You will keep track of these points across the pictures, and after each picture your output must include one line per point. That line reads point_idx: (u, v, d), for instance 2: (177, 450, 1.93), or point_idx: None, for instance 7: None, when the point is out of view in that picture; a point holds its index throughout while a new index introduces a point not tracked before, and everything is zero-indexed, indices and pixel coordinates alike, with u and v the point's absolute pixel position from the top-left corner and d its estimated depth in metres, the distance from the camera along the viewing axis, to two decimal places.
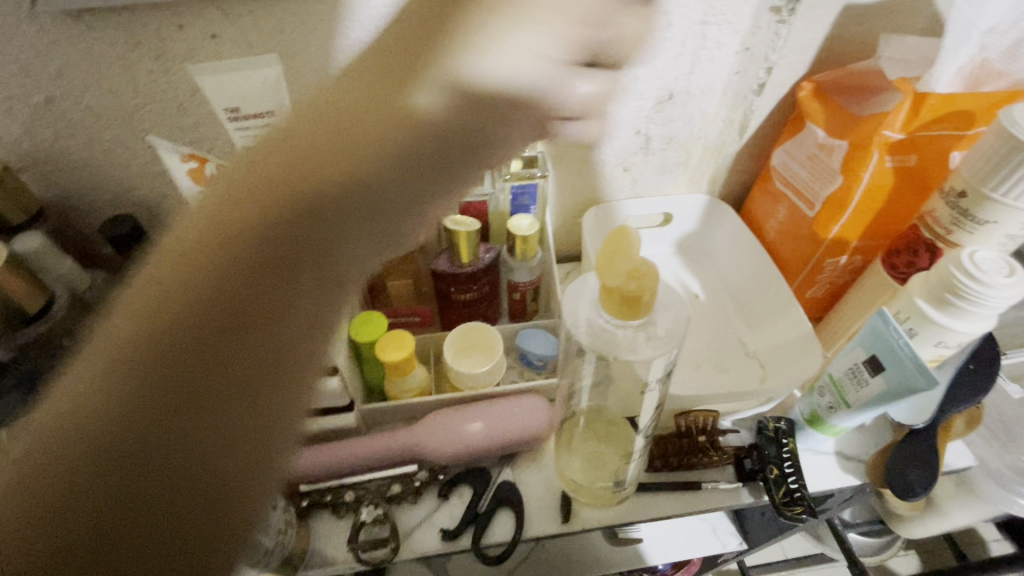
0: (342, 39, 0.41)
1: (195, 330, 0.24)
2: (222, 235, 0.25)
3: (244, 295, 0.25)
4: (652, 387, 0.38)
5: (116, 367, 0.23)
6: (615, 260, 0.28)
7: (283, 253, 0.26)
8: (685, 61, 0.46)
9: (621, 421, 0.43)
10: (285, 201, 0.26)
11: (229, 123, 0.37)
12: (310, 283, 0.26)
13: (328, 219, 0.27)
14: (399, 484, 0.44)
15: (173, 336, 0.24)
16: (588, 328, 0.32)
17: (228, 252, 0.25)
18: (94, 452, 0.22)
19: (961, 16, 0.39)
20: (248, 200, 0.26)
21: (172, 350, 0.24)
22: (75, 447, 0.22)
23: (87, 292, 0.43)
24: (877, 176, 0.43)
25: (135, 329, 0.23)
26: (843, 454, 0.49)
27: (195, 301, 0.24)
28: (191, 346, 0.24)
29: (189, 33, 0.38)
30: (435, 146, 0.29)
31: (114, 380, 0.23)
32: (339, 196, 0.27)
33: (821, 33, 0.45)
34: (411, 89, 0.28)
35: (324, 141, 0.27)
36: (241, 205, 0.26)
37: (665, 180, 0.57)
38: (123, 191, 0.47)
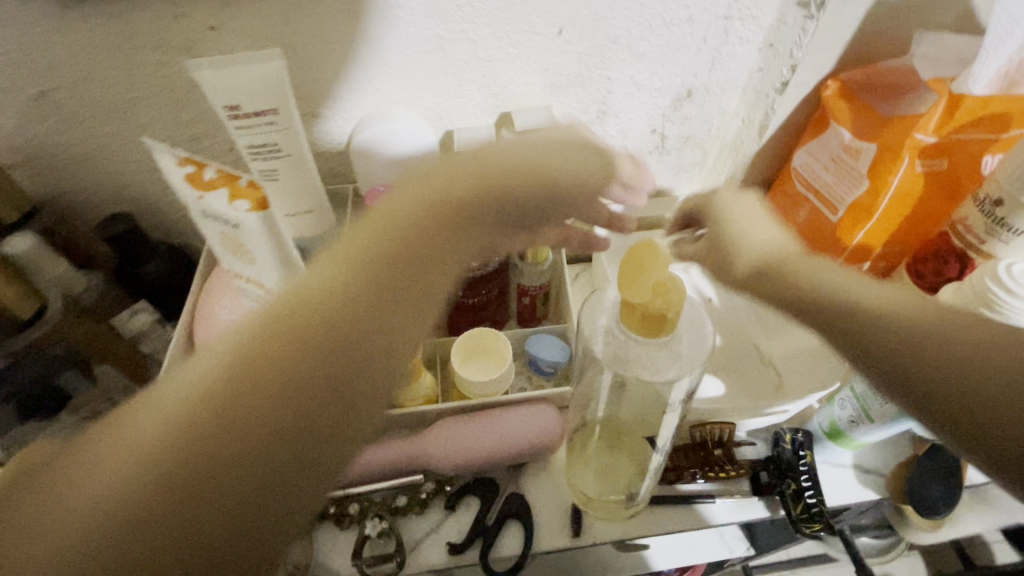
0: (346, 32, 0.38)
1: (207, 469, 0.24)
2: (246, 454, 0.24)
3: (268, 424, 0.25)
4: (676, 407, 0.37)
5: (181, 447, 0.24)
6: (639, 278, 0.27)
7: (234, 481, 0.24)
8: (706, 57, 0.44)
9: (641, 440, 0.43)
10: (271, 418, 0.25)
11: (229, 122, 0.35)
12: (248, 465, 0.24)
13: (242, 453, 0.24)
14: (404, 495, 0.43)
15: (199, 460, 0.24)
16: (606, 343, 0.31)
17: (270, 393, 0.25)
18: (193, 445, 0.24)
19: (1004, 14, 0.36)
20: (249, 415, 0.25)
21: (192, 472, 0.24)
22: (196, 451, 0.24)
23: (83, 295, 0.41)
24: (907, 182, 0.42)
25: (219, 453, 0.24)
26: (862, 468, 0.47)
27: (241, 428, 0.24)
28: (241, 428, 0.25)
29: (188, 25, 0.36)
30: (283, 439, 0.25)
31: (177, 457, 0.24)
32: (225, 444, 0.24)
33: (851, 27, 0.42)
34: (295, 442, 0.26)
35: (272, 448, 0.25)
36: (238, 410, 0.25)
37: (679, 179, 0.55)
38: (117, 188, 0.45)
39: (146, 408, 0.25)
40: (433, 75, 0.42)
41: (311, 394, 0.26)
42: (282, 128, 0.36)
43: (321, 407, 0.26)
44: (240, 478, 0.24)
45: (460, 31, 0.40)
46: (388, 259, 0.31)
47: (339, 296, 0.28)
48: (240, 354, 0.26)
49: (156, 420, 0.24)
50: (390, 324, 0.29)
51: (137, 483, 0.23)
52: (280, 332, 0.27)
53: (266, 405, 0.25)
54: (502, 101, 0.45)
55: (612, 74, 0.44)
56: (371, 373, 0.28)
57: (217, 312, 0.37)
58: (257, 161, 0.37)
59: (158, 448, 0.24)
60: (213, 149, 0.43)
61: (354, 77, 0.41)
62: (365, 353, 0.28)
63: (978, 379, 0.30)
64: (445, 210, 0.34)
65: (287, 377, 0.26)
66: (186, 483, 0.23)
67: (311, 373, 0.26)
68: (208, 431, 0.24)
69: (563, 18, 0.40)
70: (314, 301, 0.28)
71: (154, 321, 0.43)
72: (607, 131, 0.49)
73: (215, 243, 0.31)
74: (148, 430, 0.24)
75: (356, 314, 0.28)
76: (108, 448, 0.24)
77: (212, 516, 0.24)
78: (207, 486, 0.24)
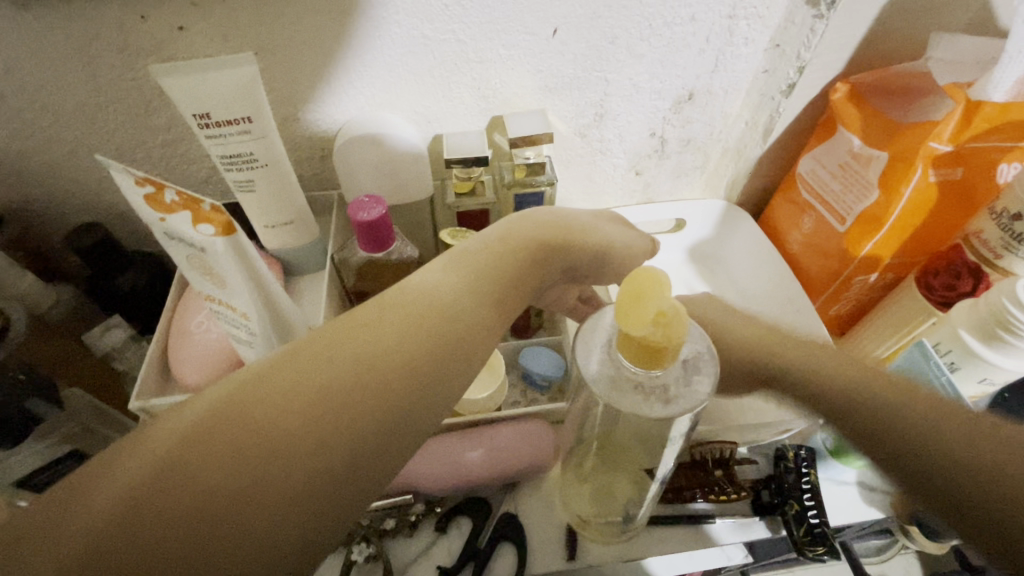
0: (325, 33, 0.36)
1: (257, 443, 0.19)
2: (300, 431, 0.20)
3: (329, 399, 0.21)
4: (678, 439, 0.35)
5: (235, 415, 0.20)
6: (636, 308, 0.25)
7: (282, 459, 0.19)
8: (709, 58, 0.42)
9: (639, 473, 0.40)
10: (331, 395, 0.21)
11: (199, 131, 0.33)
12: (303, 440, 0.20)
13: (295, 429, 0.20)
14: (393, 517, 0.41)
15: (250, 432, 0.19)
16: (602, 371, 0.29)
17: (337, 367, 0.22)
18: (246, 412, 0.20)
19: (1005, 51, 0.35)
20: (309, 390, 0.21)
21: (239, 445, 0.19)
22: (250, 421, 0.20)
23: (51, 311, 0.40)
24: (920, 191, 0.40)
25: (272, 426, 0.20)
26: (866, 485, 0.46)
27: (302, 400, 0.20)
28: (302, 399, 0.21)
29: (154, 25, 0.33)
30: (341, 420, 0.21)
31: (226, 426, 0.19)
32: (280, 416, 0.20)
33: (860, 28, 0.41)
34: (354, 422, 0.21)
35: (330, 426, 0.20)
36: (300, 382, 0.21)
37: (680, 184, 0.52)
38: (87, 198, 0.42)
39: (185, 416, 0.20)
40: (420, 78, 0.40)
41: (377, 421, 0.21)
42: (257, 137, 0.34)
43: (384, 438, 0.21)
44: (284, 511, 0.19)
45: (448, 31, 0.37)
46: (463, 291, 0.27)
47: (415, 318, 0.24)
48: (308, 370, 0.21)
49: (196, 431, 0.19)
50: (463, 353, 0.25)
51: (160, 504, 0.18)
52: (350, 350, 0.22)
53: (325, 428, 0.20)
54: (494, 105, 0.43)
55: (610, 76, 0.42)
56: (437, 408, 0.23)
57: (194, 330, 0.36)
58: (231, 171, 0.35)
59: (200, 463, 0.18)
60: (187, 155, 0.41)
61: (335, 80, 0.39)
62: (437, 385, 0.23)
63: (978, 473, 0.25)
64: (519, 245, 0.31)
65: (352, 399, 0.21)
66: (218, 512, 0.18)
67: (377, 396, 0.22)
68: (257, 451, 0.19)
69: (558, 17, 0.38)
70: (391, 323, 0.24)
71: (128, 339, 0.41)
72: (604, 136, 0.46)
73: (181, 266, 0.29)
74: (184, 438, 0.19)
75: (431, 337, 0.24)
76: (133, 460, 0.19)
77: (245, 560, 0.18)
78: (243, 517, 0.18)
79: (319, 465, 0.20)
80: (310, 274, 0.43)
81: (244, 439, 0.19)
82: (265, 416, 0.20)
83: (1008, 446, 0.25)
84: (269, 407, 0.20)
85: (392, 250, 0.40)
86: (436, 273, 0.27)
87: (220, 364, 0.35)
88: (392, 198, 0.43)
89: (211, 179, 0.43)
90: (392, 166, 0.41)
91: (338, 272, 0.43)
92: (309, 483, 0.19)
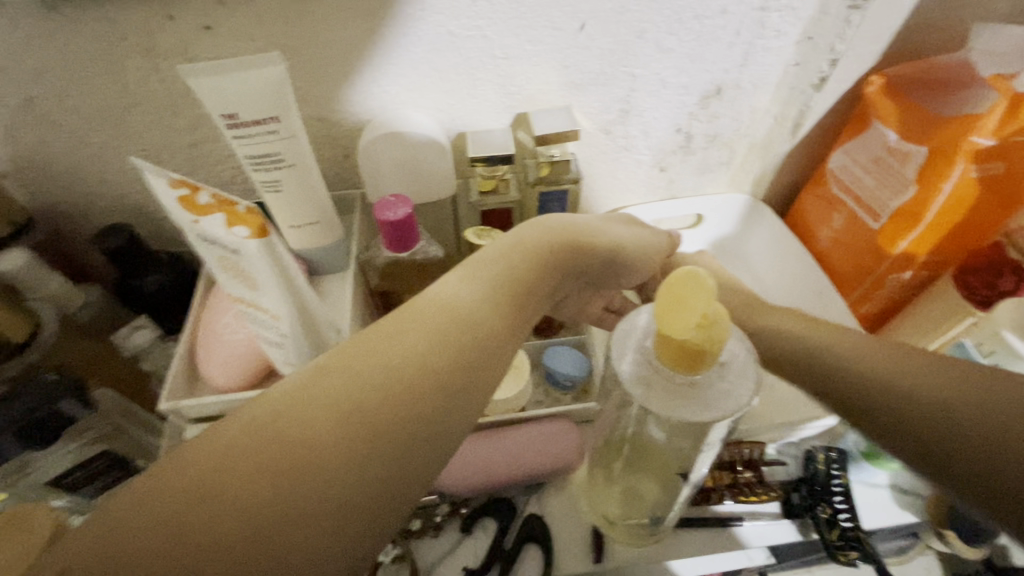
0: (351, 32, 0.36)
1: (293, 451, 0.19)
2: (336, 439, 0.20)
3: (362, 406, 0.21)
4: (712, 445, 0.35)
5: (269, 426, 0.20)
6: (681, 311, 0.25)
7: (319, 466, 0.19)
8: (738, 52, 0.41)
9: (672, 478, 0.39)
10: (365, 402, 0.21)
11: (227, 131, 0.32)
12: (338, 449, 0.20)
13: (331, 437, 0.20)
14: (419, 518, 0.41)
15: (286, 442, 0.19)
16: (637, 373, 0.28)
17: (368, 374, 0.22)
18: (279, 422, 0.20)
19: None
20: (341, 397, 0.21)
21: (276, 455, 0.19)
22: (284, 430, 0.20)
23: (80, 311, 0.40)
24: (960, 187, 0.38)
25: (306, 434, 0.20)
26: (899, 488, 0.45)
27: (335, 407, 0.20)
28: (334, 407, 0.20)
29: (180, 25, 0.33)
30: (375, 427, 0.20)
31: (261, 437, 0.19)
32: (314, 424, 0.20)
33: (896, 19, 0.40)
34: (389, 426, 0.21)
35: (365, 432, 0.20)
36: (332, 389, 0.21)
37: (704, 181, 0.51)
38: (113, 199, 0.43)
39: (222, 437, 0.19)
40: (444, 76, 0.39)
41: (411, 433, 0.21)
42: (284, 136, 0.34)
43: (420, 447, 0.21)
44: (326, 526, 0.19)
45: (474, 27, 0.37)
46: (492, 294, 0.26)
47: (444, 326, 0.24)
48: (342, 384, 0.21)
49: (236, 453, 0.19)
50: (492, 360, 0.25)
51: (205, 528, 0.17)
52: (382, 360, 0.22)
53: (363, 441, 0.20)
54: (518, 101, 0.42)
55: (637, 71, 0.41)
56: (470, 414, 0.23)
57: (222, 331, 0.36)
58: (257, 172, 0.35)
59: (243, 484, 0.18)
60: (211, 156, 0.41)
61: (359, 78, 0.38)
62: (470, 392, 0.23)
63: (978, 434, 0.23)
64: (540, 250, 0.30)
65: (388, 410, 0.21)
66: (263, 531, 0.18)
67: (412, 406, 0.21)
68: (299, 468, 0.19)
69: (585, 11, 0.37)
70: (422, 333, 0.24)
71: (154, 340, 0.41)
72: (629, 132, 0.45)
73: (214, 268, 0.29)
74: (225, 461, 0.19)
75: (460, 342, 0.24)
76: (171, 486, 0.18)
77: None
78: (286, 536, 0.18)
79: (355, 471, 0.20)
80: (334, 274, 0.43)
81: (280, 449, 0.19)
82: (299, 424, 0.20)
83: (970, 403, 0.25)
84: (302, 416, 0.20)
85: (417, 250, 0.40)
86: (462, 278, 0.27)
87: (249, 366, 0.35)
88: (415, 197, 0.43)
89: (234, 179, 0.43)
90: (416, 164, 0.41)
91: (361, 272, 0.43)
92: (347, 490, 0.19)
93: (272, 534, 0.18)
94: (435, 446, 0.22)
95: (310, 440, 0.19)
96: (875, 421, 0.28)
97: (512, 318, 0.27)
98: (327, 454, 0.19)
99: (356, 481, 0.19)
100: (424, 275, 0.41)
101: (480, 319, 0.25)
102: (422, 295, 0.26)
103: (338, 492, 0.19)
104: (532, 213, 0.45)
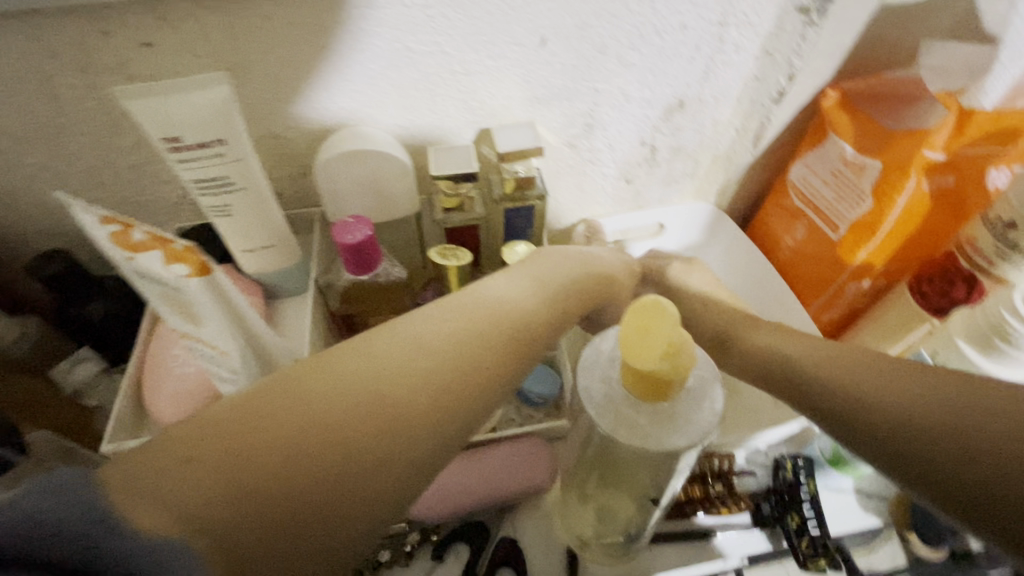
0: (302, 47, 0.34)
1: (275, 441, 0.19)
2: (321, 438, 0.20)
3: (351, 412, 0.21)
4: (683, 470, 0.34)
5: (257, 413, 0.20)
6: (645, 341, 0.24)
7: (298, 463, 0.19)
8: (699, 66, 0.41)
9: (645, 502, 0.38)
10: (352, 409, 0.21)
11: (169, 155, 0.31)
12: (321, 449, 0.20)
13: (316, 435, 0.20)
14: (388, 550, 0.40)
15: (269, 432, 0.19)
16: (606, 404, 0.28)
17: (358, 379, 0.22)
18: (268, 412, 0.20)
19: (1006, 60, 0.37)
20: (331, 398, 0.21)
21: (255, 444, 0.19)
22: (270, 420, 0.20)
23: (14, 345, 0.37)
24: (914, 199, 0.40)
25: (292, 428, 0.20)
26: (864, 492, 0.46)
27: (324, 406, 0.20)
28: (324, 406, 0.20)
29: (117, 41, 0.31)
30: (358, 434, 0.20)
31: (248, 421, 0.19)
32: (301, 419, 0.20)
33: (851, 35, 0.40)
34: (370, 436, 0.21)
35: (347, 440, 0.20)
36: (323, 388, 0.21)
37: (670, 192, 0.51)
38: (49, 223, 0.40)
39: (245, 398, 0.20)
40: (404, 92, 0.38)
41: (392, 446, 0.21)
42: (232, 159, 0.32)
43: (393, 464, 0.21)
44: (328, 504, 0.19)
45: (432, 43, 0.36)
46: (487, 314, 0.26)
47: (459, 327, 0.25)
48: (361, 369, 0.22)
49: (258, 415, 0.20)
50: (476, 380, 0.24)
51: (184, 493, 0.17)
52: (400, 352, 0.23)
53: (357, 432, 0.20)
54: (481, 117, 0.41)
55: (600, 86, 0.41)
56: (435, 454, 0.22)
57: (170, 364, 0.34)
58: (204, 196, 0.33)
59: (262, 446, 0.19)
60: (158, 176, 0.39)
61: (314, 94, 0.37)
62: (473, 393, 0.24)
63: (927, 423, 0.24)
64: (539, 271, 0.33)
65: (399, 399, 0.22)
66: (274, 497, 0.18)
67: (397, 418, 0.21)
68: (275, 461, 0.19)
69: (546, 27, 0.36)
70: (438, 332, 0.24)
71: (100, 372, 0.39)
72: (594, 146, 0.45)
73: (154, 303, 0.27)
74: (238, 425, 0.19)
75: (448, 358, 0.24)
76: (189, 442, 0.19)
77: (294, 545, 0.18)
78: (291, 509, 0.18)
79: (331, 478, 0.19)
80: (292, 297, 0.41)
81: (262, 439, 0.19)
82: (285, 419, 0.20)
83: (912, 395, 0.26)
84: (290, 409, 0.20)
85: (380, 271, 0.39)
86: (461, 292, 0.28)
87: (201, 399, 0.33)
88: (379, 216, 0.42)
89: (185, 199, 0.41)
90: (378, 183, 0.40)
91: (321, 295, 0.41)
92: (322, 489, 0.19)
93: (241, 517, 0.18)
94: (415, 467, 0.21)
95: (293, 436, 0.19)
96: (842, 418, 0.28)
97: (506, 338, 0.26)
98: (307, 452, 0.19)
99: (330, 489, 0.19)
100: (387, 296, 0.40)
101: (476, 341, 0.25)
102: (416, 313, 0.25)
103: (310, 494, 0.19)
104: (498, 229, 0.44)
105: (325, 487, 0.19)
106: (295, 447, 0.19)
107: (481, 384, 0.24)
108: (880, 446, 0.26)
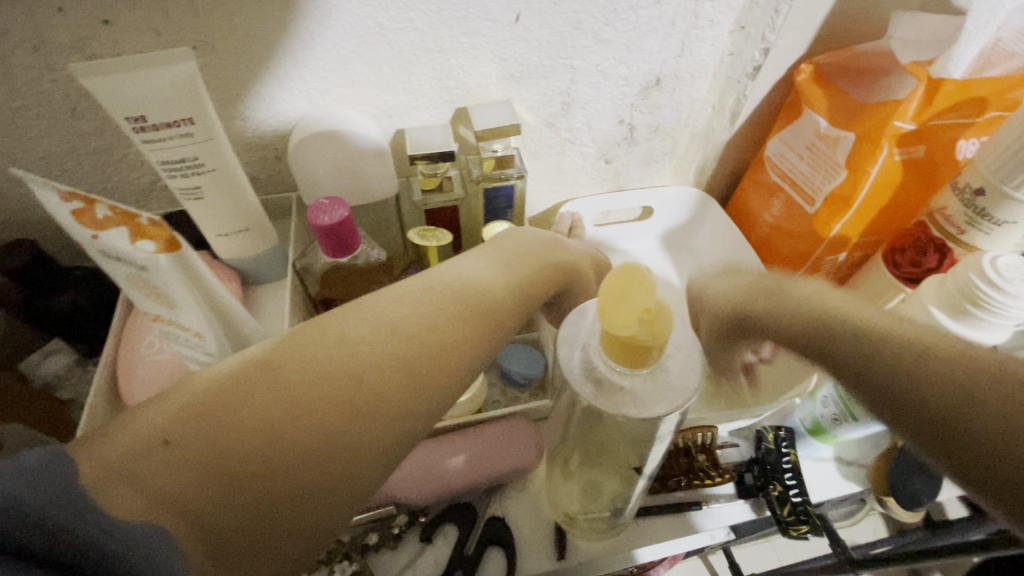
0: (270, 24, 0.33)
1: (250, 421, 0.19)
2: (297, 418, 0.20)
3: (328, 390, 0.21)
4: (664, 440, 0.34)
5: (232, 395, 0.20)
6: (623, 308, 0.24)
7: (271, 444, 0.19)
8: (674, 42, 0.41)
9: (629, 475, 0.38)
10: (332, 388, 0.21)
11: (133, 134, 0.30)
12: (297, 427, 0.20)
13: (292, 414, 0.20)
14: (376, 532, 0.40)
15: (243, 412, 0.19)
16: (587, 371, 0.28)
17: (336, 357, 0.22)
18: (245, 394, 0.20)
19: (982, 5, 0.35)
20: (309, 378, 0.21)
21: (228, 425, 0.19)
22: (244, 402, 0.20)
23: None
24: (886, 170, 0.41)
25: (268, 407, 0.20)
26: (843, 460, 0.47)
27: (300, 384, 0.21)
28: (299, 386, 0.21)
29: (73, 19, 0.30)
30: (336, 412, 0.21)
31: (222, 403, 0.20)
32: (278, 398, 0.20)
33: (823, 9, 0.41)
34: (349, 414, 0.21)
35: (325, 417, 0.20)
36: (301, 368, 0.21)
37: (649, 171, 0.52)
38: (10, 213, 0.38)
39: (219, 384, 0.20)
40: (377, 71, 0.38)
41: (370, 422, 0.21)
42: (201, 140, 0.31)
43: (372, 442, 0.21)
44: (311, 488, 0.20)
45: (404, 19, 0.35)
46: (466, 292, 0.27)
47: (440, 305, 0.25)
48: (337, 348, 0.22)
49: (237, 398, 0.20)
50: (457, 355, 0.24)
51: (161, 473, 0.18)
52: (379, 331, 0.23)
53: (335, 410, 0.21)
54: (457, 96, 0.41)
55: (576, 63, 0.40)
56: (416, 426, 0.22)
57: (144, 352, 0.33)
58: (174, 178, 0.32)
59: (246, 430, 0.19)
60: (124, 161, 0.38)
61: (283, 74, 0.36)
62: (453, 371, 0.24)
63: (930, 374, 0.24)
64: (506, 253, 0.33)
65: (376, 379, 0.22)
66: (255, 481, 0.19)
67: (380, 392, 0.22)
68: (250, 441, 0.19)
69: (520, 2, 0.36)
70: (421, 309, 0.25)
71: (71, 364, 0.38)
72: (572, 125, 0.45)
73: (122, 284, 0.26)
74: (214, 409, 0.19)
75: (429, 334, 0.24)
76: (164, 425, 0.19)
77: (267, 529, 0.19)
78: (275, 492, 0.19)
79: (307, 454, 0.20)
80: (270, 283, 0.41)
81: (237, 421, 0.19)
82: (261, 400, 0.20)
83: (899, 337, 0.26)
84: (266, 390, 0.20)
85: (358, 254, 0.38)
86: (441, 271, 0.28)
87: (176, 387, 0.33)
88: (355, 198, 0.41)
89: (156, 185, 0.40)
90: (353, 165, 0.39)
91: (299, 280, 0.40)
92: (298, 468, 0.19)
93: (217, 494, 0.18)
94: (395, 443, 0.22)
95: (269, 417, 0.20)
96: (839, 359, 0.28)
97: (485, 317, 0.27)
98: (282, 433, 0.19)
99: (306, 466, 0.20)
100: (366, 279, 0.40)
101: (461, 316, 0.26)
102: (393, 291, 0.25)
103: (287, 472, 0.19)
104: (478, 209, 0.44)
105: (302, 464, 0.19)
106: (268, 427, 0.19)
107: (463, 359, 0.24)
108: (860, 394, 0.27)
